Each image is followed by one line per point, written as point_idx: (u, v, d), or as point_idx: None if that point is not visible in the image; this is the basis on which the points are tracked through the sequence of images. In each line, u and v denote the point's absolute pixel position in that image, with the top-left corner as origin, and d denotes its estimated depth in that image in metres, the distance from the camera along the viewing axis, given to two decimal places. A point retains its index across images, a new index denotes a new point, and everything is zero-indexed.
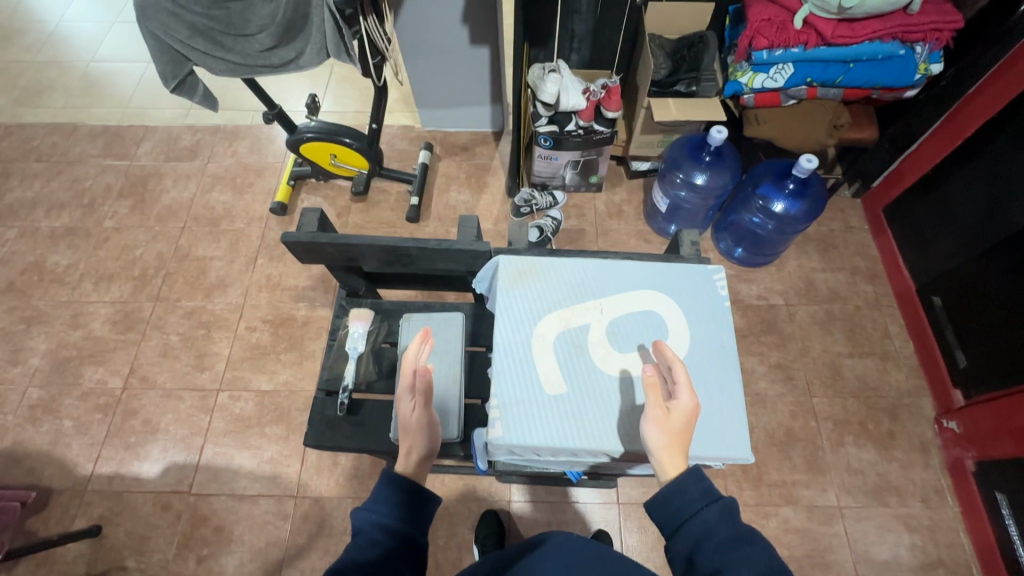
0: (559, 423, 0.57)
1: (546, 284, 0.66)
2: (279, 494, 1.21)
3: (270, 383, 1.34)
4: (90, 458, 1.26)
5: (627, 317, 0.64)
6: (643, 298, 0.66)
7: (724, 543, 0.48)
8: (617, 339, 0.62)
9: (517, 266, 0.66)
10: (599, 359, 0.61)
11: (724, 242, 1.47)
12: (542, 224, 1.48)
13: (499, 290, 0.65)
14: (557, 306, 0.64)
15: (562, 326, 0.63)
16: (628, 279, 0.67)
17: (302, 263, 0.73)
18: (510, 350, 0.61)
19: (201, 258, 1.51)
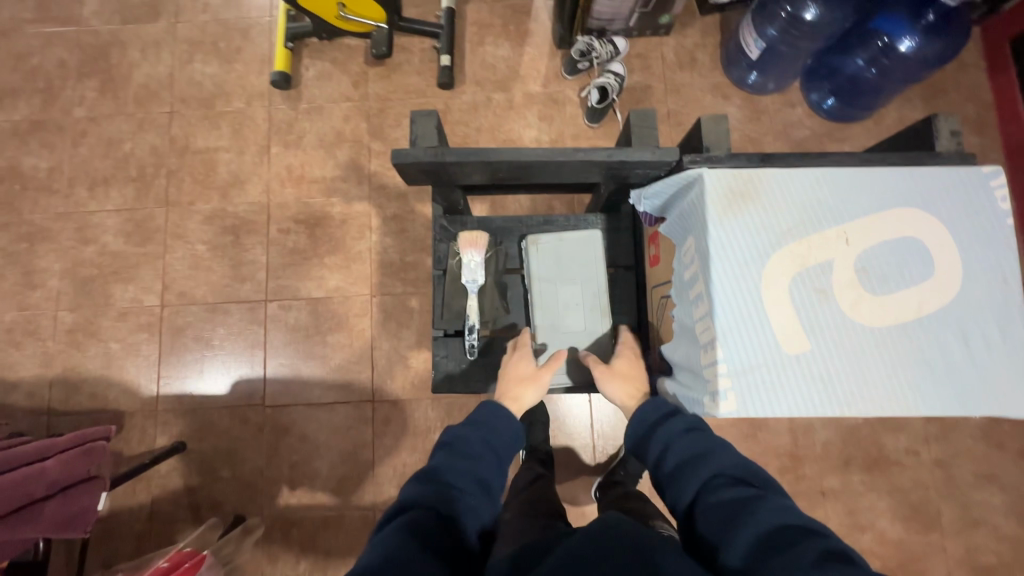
0: (801, 384, 0.53)
1: (769, 211, 0.55)
2: (356, 400, 1.19)
3: (321, 290, 1.23)
4: (152, 378, 1.21)
5: (870, 247, 0.55)
6: (895, 223, 0.56)
7: (689, 450, 0.59)
8: (860, 277, 0.55)
9: (735, 189, 0.55)
10: (846, 305, 0.54)
11: (816, 93, 1.25)
12: (604, 81, 1.20)
13: (716, 223, 0.55)
14: (791, 242, 0.55)
15: (798, 267, 0.55)
16: (874, 198, 0.56)
17: (406, 182, 0.67)
18: (736, 298, 0.54)
19: (203, 150, 1.29)
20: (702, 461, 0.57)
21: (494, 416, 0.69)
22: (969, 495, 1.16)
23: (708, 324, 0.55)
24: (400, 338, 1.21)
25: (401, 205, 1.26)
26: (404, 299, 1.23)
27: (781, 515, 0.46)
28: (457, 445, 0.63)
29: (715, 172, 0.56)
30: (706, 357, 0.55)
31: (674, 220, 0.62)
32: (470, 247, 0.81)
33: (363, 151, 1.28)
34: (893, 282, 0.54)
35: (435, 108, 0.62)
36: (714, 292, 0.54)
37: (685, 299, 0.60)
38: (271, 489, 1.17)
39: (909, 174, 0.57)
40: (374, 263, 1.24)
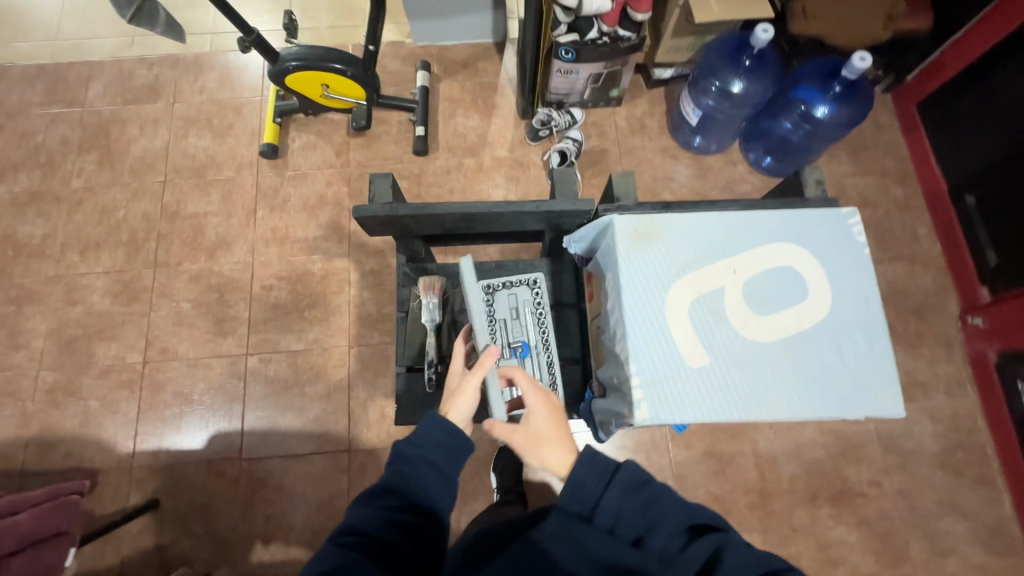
0: (703, 396, 0.59)
1: (669, 249, 0.64)
2: (333, 449, 1.21)
3: (301, 343, 1.29)
4: (128, 435, 1.23)
5: (757, 277, 0.64)
6: (774, 254, 0.65)
7: (638, 511, 0.60)
8: (749, 303, 0.63)
9: (637, 228, 0.64)
10: (737, 325, 0.62)
11: (754, 152, 1.40)
12: (564, 146, 1.38)
13: (623, 257, 0.63)
14: (688, 272, 0.63)
15: (694, 293, 0.63)
16: (755, 234, 0.66)
17: (366, 234, 0.75)
18: (644, 321, 0.61)
19: (193, 214, 1.38)
20: (658, 521, 0.59)
21: (434, 429, 0.67)
22: (934, 524, 1.19)
23: (621, 344, 0.62)
24: (377, 387, 1.26)
25: (378, 260, 1.34)
26: (381, 348, 1.28)
27: (746, 560, 0.55)
28: (401, 464, 0.65)
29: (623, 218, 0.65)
30: (622, 375, 0.62)
31: (595, 259, 0.70)
32: (428, 290, 0.88)
33: (344, 212, 1.38)
34: (777, 306, 0.63)
35: (391, 171, 0.71)
36: (625, 316, 0.61)
37: (607, 327, 0.67)
38: (245, 545, 1.15)
39: (787, 216, 0.66)
40: (353, 315, 1.30)
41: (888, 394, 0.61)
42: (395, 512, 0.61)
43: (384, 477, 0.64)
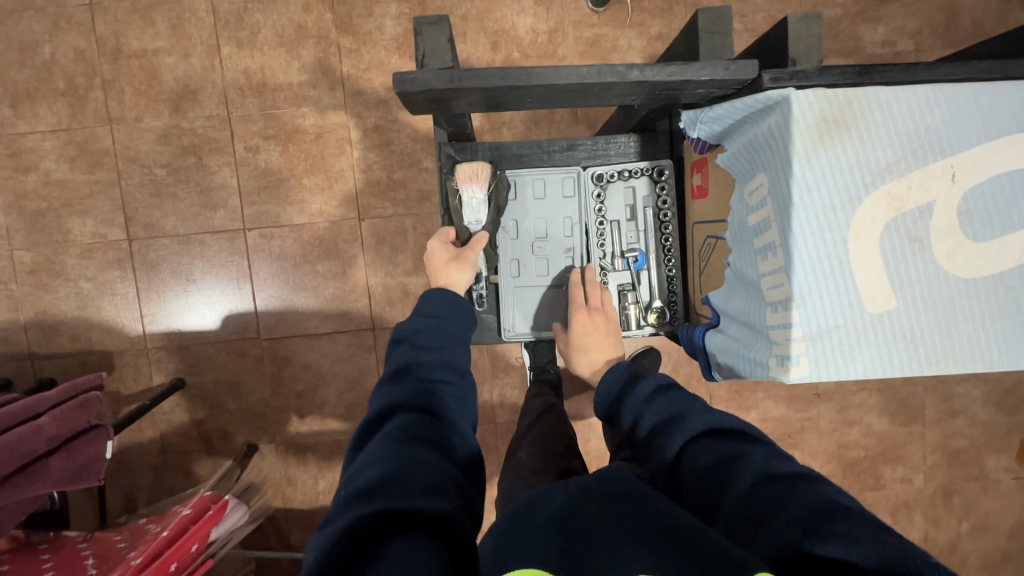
0: (881, 348, 0.46)
1: (873, 142, 0.44)
2: (356, 329, 1.16)
3: (304, 216, 1.13)
4: (134, 317, 1.15)
5: (997, 181, 0.45)
6: (1015, 150, 0.44)
7: (660, 410, 0.56)
8: (984, 222, 0.45)
9: (822, 112, 0.44)
10: (941, 256, 0.45)
11: None
12: None
13: (797, 158, 0.45)
14: (887, 181, 0.45)
15: (892, 212, 0.45)
16: (993, 118, 0.44)
17: (409, 109, 0.58)
18: (819, 249, 0.45)
19: (140, 52, 1.09)
20: (679, 417, 0.54)
21: (439, 299, 0.67)
22: (953, 388, 1.22)
23: (779, 280, 0.47)
24: (395, 264, 1.14)
25: (382, 113, 1.11)
26: (396, 222, 1.13)
27: (769, 466, 0.44)
28: (415, 337, 0.60)
29: (806, 91, 0.45)
30: (774, 317, 0.48)
31: (737, 151, 0.52)
32: (471, 183, 0.74)
33: (331, 49, 1.10)
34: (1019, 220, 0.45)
35: (448, 16, 0.52)
36: (793, 242, 0.45)
37: (749, 248, 0.52)
38: (281, 418, 1.17)
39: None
40: (359, 181, 1.13)
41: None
42: (431, 383, 0.55)
43: (403, 356, 0.58)
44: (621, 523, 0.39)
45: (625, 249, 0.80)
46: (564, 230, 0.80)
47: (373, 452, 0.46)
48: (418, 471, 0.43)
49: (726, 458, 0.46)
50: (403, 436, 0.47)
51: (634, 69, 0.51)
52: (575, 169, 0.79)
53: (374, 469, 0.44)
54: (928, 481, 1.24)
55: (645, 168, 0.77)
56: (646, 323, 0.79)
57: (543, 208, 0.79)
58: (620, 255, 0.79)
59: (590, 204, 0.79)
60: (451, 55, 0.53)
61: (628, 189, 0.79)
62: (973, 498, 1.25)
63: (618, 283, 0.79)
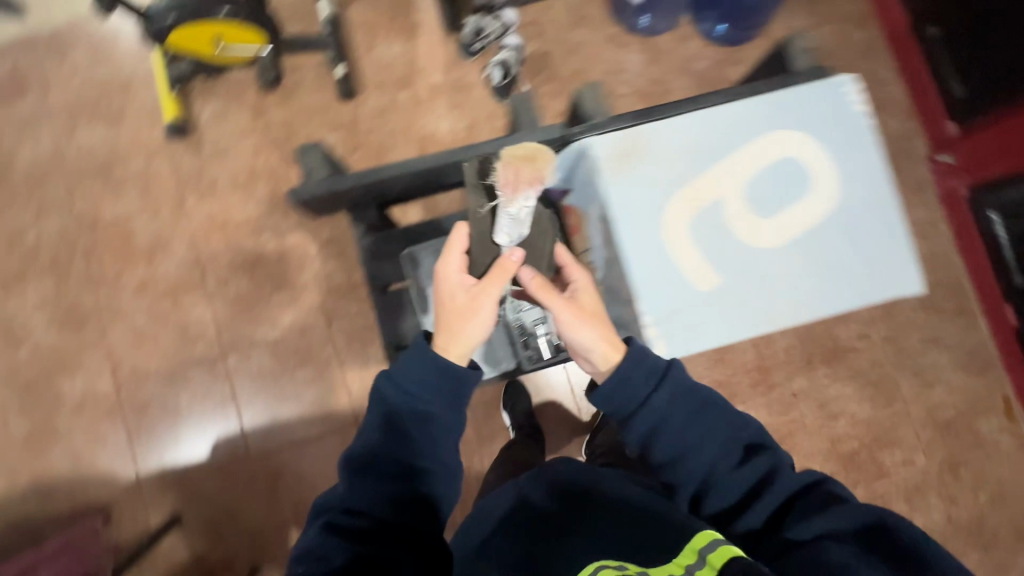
0: (700, 306, 0.71)
1: (654, 172, 0.72)
2: (341, 426, 1.20)
3: (276, 331, 1.22)
4: (127, 462, 1.18)
5: (747, 176, 0.72)
6: (738, 167, 0.73)
7: (685, 419, 0.66)
8: (744, 203, 0.72)
9: (613, 158, 0.72)
10: (718, 237, 0.71)
11: (706, 21, 1.30)
12: (502, 58, 1.24)
13: (606, 186, 0.71)
14: (670, 199, 0.72)
15: (682, 216, 0.71)
16: (719, 150, 0.73)
17: (327, 207, 0.92)
18: (641, 250, 0.70)
19: (115, 220, 1.23)
20: (698, 446, 0.65)
21: (411, 365, 0.69)
22: (919, 360, 1.26)
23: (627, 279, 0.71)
24: (368, 358, 1.21)
25: (334, 226, 1.24)
26: (362, 318, 1.22)
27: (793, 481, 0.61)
28: (392, 412, 0.68)
29: (598, 141, 0.72)
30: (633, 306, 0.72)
31: (577, 186, 0.78)
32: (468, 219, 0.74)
33: (282, 182, 1.25)
34: (764, 202, 0.72)
35: (311, 148, 0.75)
36: (624, 248, 0.71)
37: (605, 259, 0.78)
38: (280, 533, 1.17)
39: (770, 100, 0.74)
40: (323, 289, 1.23)
41: (869, 292, 0.71)
42: (393, 471, 0.65)
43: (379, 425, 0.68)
44: (628, 535, 0.61)
45: None
46: None
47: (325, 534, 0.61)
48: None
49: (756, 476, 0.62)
50: (343, 530, 0.61)
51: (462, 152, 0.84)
52: None
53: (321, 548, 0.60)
54: (929, 459, 1.24)
55: None
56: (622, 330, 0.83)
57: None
58: (523, 292, 0.92)
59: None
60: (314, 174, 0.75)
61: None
62: (979, 466, 1.24)
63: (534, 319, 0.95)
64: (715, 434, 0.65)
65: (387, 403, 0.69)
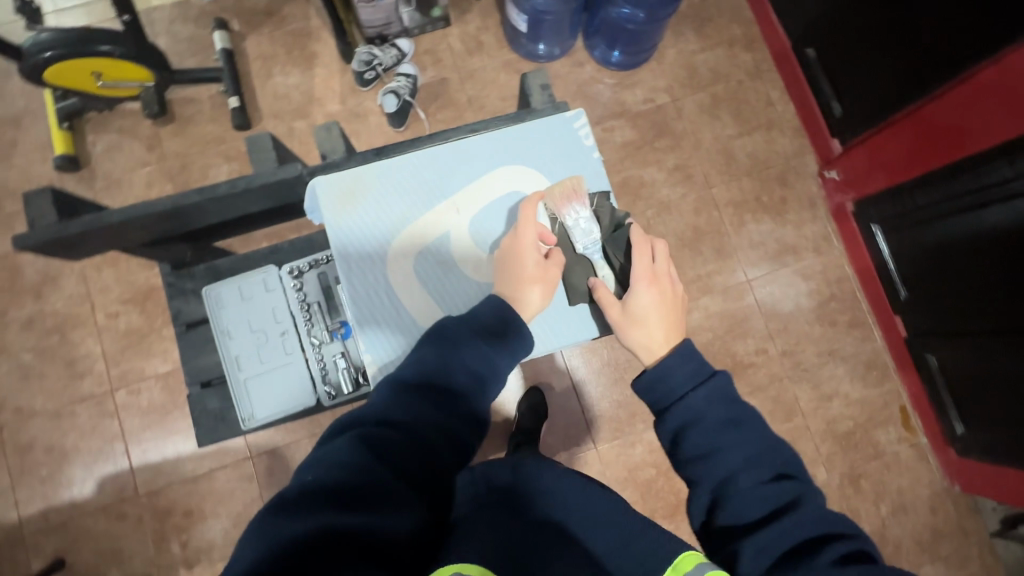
0: None
1: (385, 212, 0.77)
2: (233, 460, 1.17)
3: (168, 364, 1.20)
4: (8, 505, 1.14)
5: (476, 210, 0.78)
6: (465, 205, 0.78)
7: (723, 419, 0.60)
8: (472, 236, 0.77)
9: (341, 198, 0.76)
10: (449, 273, 0.76)
11: (598, 49, 1.34)
12: (395, 86, 1.27)
13: (332, 228, 0.75)
14: (400, 238, 0.77)
15: (414, 255, 0.76)
16: (449, 188, 0.78)
17: (75, 256, 0.78)
18: (368, 289, 0.75)
19: (3, 255, 1.22)
20: (743, 454, 0.57)
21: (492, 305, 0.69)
22: (817, 373, 1.28)
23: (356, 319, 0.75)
24: None
25: None
26: None
27: (825, 524, 0.52)
28: (448, 344, 0.64)
29: (326, 182, 0.76)
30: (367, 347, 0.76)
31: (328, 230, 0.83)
32: (567, 205, 0.76)
33: None
34: (490, 237, 0.77)
35: (48, 188, 0.72)
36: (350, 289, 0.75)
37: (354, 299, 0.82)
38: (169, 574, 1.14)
39: (498, 136, 0.80)
40: None
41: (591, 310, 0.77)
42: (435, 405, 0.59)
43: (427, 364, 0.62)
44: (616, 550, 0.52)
45: (332, 323, 0.91)
46: (276, 321, 0.92)
47: (350, 448, 0.50)
48: (340, 509, 0.45)
49: (781, 507, 0.54)
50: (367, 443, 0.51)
51: (201, 191, 0.75)
52: (270, 270, 0.94)
53: (357, 462, 0.49)
54: (831, 473, 1.24)
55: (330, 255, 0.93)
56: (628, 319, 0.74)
57: (248, 309, 0.92)
58: (327, 330, 0.91)
59: (292, 293, 0.93)
60: (58, 210, 0.72)
61: (321, 274, 0.93)
62: (880, 478, 1.24)
63: (333, 353, 0.92)
64: (748, 436, 0.58)
65: (461, 330, 0.65)
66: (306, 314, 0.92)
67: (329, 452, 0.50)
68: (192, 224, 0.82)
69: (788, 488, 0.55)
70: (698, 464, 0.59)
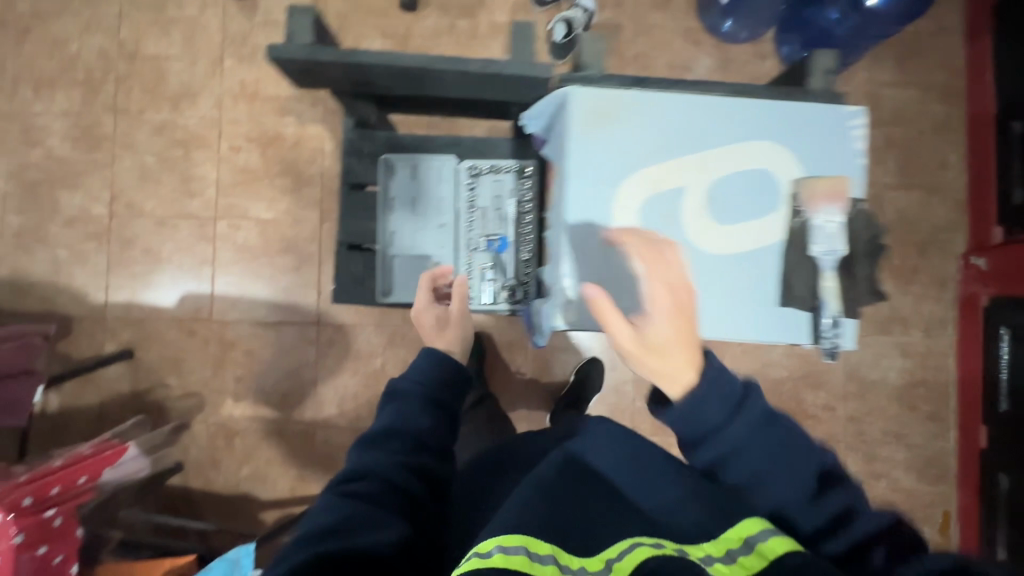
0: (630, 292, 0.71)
1: (628, 139, 0.72)
2: (301, 321, 1.22)
3: (270, 212, 1.23)
4: (99, 287, 1.23)
5: (719, 171, 0.72)
6: (709, 163, 0.72)
7: (772, 444, 0.48)
8: (705, 198, 0.72)
9: (591, 110, 0.71)
10: (672, 225, 0.72)
11: (788, 46, 1.23)
12: (569, 15, 1.18)
13: (573, 138, 0.71)
14: (635, 172, 0.72)
15: (645, 194, 0.71)
16: (699, 138, 0.72)
17: (297, 82, 0.81)
18: (587, 211, 0.71)
19: (154, 57, 1.25)
20: (792, 470, 0.47)
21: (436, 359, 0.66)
22: (875, 449, 1.24)
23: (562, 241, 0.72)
24: None
25: None
26: None
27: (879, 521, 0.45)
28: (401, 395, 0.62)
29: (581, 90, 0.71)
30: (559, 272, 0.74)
31: (551, 140, 0.78)
32: (828, 201, 0.71)
33: None
34: (725, 203, 0.72)
35: (312, 6, 0.72)
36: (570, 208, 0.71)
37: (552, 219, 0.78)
38: (217, 398, 1.22)
39: (769, 106, 0.73)
40: (326, 187, 1.23)
41: (799, 319, 0.72)
42: (407, 456, 0.57)
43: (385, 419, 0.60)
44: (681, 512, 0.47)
45: (490, 233, 0.94)
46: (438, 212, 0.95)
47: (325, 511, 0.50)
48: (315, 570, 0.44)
49: (839, 529, 0.45)
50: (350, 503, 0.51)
51: (451, 61, 0.73)
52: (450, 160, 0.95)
53: (336, 517, 0.49)
54: None
55: (513, 166, 0.95)
56: (828, 336, 0.72)
57: (417, 189, 0.95)
58: (486, 237, 0.94)
59: (462, 192, 0.96)
60: (311, 35, 0.72)
61: (496, 182, 0.95)
62: None
63: (482, 264, 0.94)
64: (781, 439, 0.48)
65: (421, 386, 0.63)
66: (470, 216, 0.95)
67: (316, 512, 0.51)
68: (412, 88, 0.82)
69: (820, 488, 0.47)
70: (739, 478, 0.48)
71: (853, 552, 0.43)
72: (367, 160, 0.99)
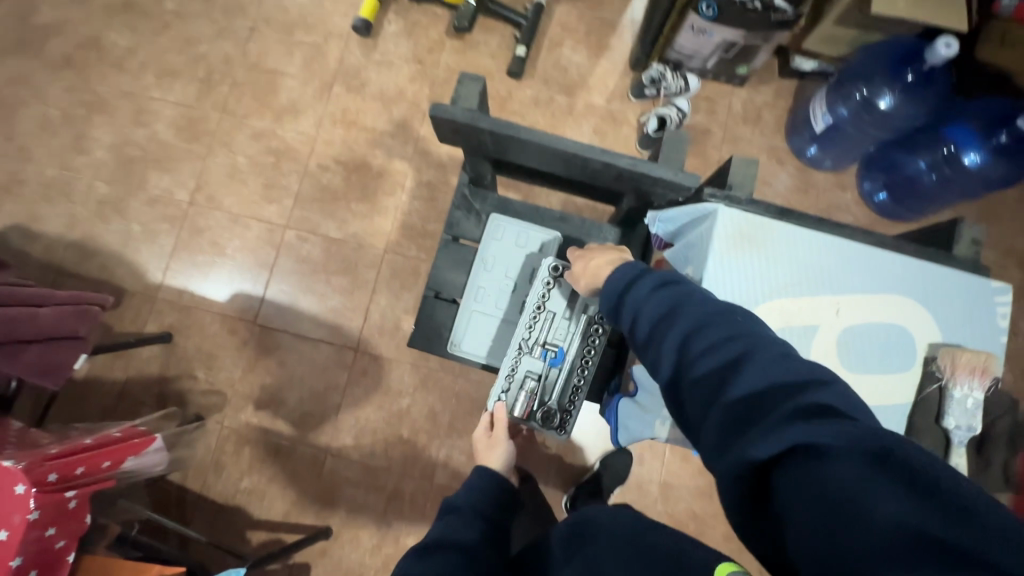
0: None
1: (769, 267, 0.67)
2: (340, 344, 1.22)
3: (339, 232, 1.26)
4: (159, 268, 1.26)
5: (856, 315, 0.68)
6: (847, 307, 0.68)
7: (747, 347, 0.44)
8: (838, 341, 0.67)
9: (735, 231, 0.68)
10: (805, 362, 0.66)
11: (870, 182, 1.24)
12: (666, 113, 1.23)
13: (711, 255, 0.67)
14: (772, 298, 0.67)
15: (782, 325, 0.66)
16: (843, 279, 0.68)
17: (437, 136, 0.81)
18: None
19: (271, 71, 1.33)
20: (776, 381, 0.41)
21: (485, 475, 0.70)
22: None
23: None
24: (398, 300, 1.23)
25: (437, 174, 1.28)
26: (414, 263, 1.25)
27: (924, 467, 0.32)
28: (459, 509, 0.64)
29: (728, 212, 0.68)
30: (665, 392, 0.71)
31: (680, 246, 0.75)
32: (968, 373, 0.64)
33: (418, 114, 1.31)
34: (860, 350, 0.67)
35: (482, 78, 0.76)
36: None
37: None
38: (238, 403, 1.20)
39: (915, 264, 0.69)
40: (397, 222, 1.26)
41: None
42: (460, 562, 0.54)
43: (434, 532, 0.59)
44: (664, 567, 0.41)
45: (549, 342, 0.89)
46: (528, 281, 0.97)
47: None
48: None
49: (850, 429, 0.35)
50: None
51: (605, 154, 0.74)
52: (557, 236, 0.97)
53: None
54: None
55: None
56: None
57: (517, 255, 0.97)
58: (542, 346, 0.89)
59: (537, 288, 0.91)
60: (476, 101, 0.76)
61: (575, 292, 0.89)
62: None
63: (529, 371, 0.89)
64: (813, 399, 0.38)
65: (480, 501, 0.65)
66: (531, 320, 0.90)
67: None
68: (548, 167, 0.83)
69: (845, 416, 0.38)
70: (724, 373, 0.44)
71: (862, 493, 0.32)
72: (474, 218, 0.99)
